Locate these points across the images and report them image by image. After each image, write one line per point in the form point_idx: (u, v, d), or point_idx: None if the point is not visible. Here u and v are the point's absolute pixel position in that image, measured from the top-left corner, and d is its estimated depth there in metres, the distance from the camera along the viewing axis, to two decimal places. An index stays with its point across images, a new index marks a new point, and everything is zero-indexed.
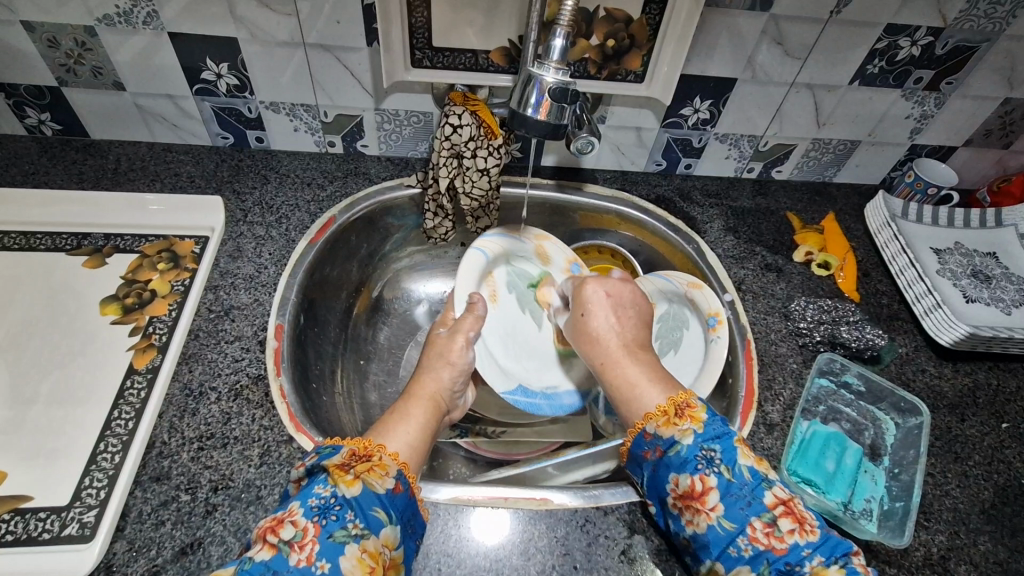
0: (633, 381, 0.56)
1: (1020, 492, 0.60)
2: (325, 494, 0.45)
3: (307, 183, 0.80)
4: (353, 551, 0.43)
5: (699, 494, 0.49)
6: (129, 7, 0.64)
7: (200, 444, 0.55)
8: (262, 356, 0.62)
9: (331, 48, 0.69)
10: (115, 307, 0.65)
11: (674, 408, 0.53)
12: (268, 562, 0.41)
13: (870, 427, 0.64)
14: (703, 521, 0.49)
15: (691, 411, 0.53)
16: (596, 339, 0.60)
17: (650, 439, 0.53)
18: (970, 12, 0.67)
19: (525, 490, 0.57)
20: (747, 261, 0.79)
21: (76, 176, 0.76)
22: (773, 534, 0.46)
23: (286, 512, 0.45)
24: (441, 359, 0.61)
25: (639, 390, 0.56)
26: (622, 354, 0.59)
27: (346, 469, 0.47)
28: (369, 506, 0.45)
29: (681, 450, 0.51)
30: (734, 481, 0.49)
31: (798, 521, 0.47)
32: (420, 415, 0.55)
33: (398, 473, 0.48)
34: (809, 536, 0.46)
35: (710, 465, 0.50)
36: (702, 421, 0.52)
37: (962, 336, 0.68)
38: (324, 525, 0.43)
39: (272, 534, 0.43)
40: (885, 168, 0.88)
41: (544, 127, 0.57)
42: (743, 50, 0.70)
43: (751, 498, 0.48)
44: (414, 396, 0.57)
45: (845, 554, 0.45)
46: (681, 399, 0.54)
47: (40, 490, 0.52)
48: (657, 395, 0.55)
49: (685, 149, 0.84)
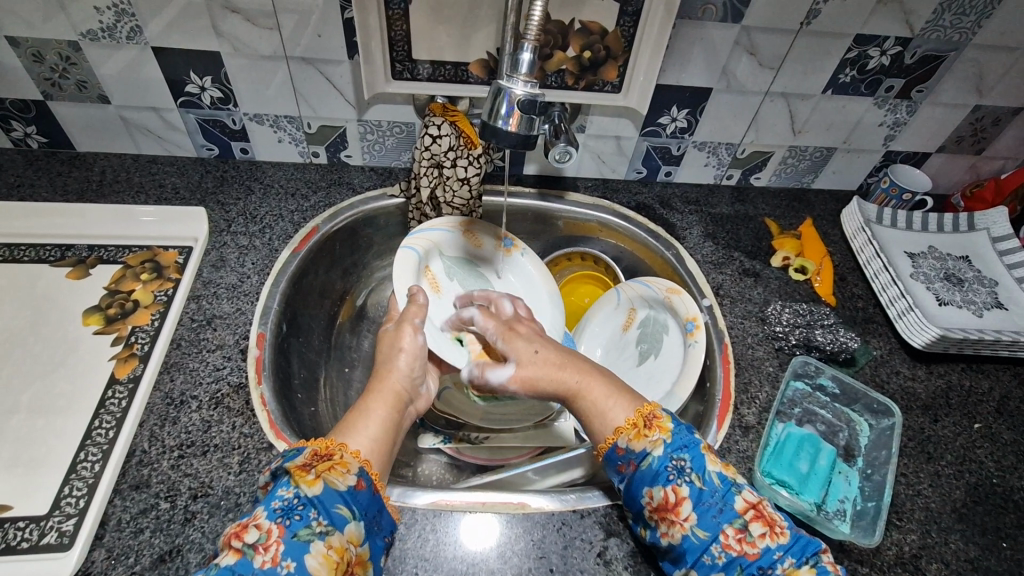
0: (601, 396, 0.55)
1: (990, 492, 0.61)
2: (288, 495, 0.46)
3: (291, 193, 0.81)
4: (318, 549, 0.44)
5: (673, 505, 0.50)
6: (113, 22, 0.66)
7: (181, 452, 0.56)
8: (244, 364, 0.63)
9: (313, 61, 0.71)
10: (98, 317, 0.65)
11: (641, 418, 0.53)
12: (233, 567, 0.42)
13: (844, 429, 0.65)
14: (677, 531, 0.49)
15: (660, 422, 0.53)
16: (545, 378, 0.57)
17: (623, 454, 0.53)
18: (936, 22, 0.69)
19: (504, 494, 0.58)
20: (726, 266, 0.80)
21: (60, 188, 0.76)
22: (745, 540, 0.47)
23: (250, 517, 0.46)
24: (395, 348, 0.60)
25: (610, 402, 0.55)
26: (583, 373, 0.56)
27: (306, 469, 0.47)
28: (332, 504, 0.46)
29: (652, 462, 0.51)
30: (706, 489, 0.50)
31: (769, 524, 0.48)
32: (379, 410, 0.56)
33: (360, 470, 0.49)
34: (780, 539, 0.47)
35: (681, 475, 0.50)
36: (671, 430, 0.52)
37: (935, 338, 0.69)
38: (288, 526, 0.44)
39: (236, 539, 0.44)
40: (861, 174, 0.90)
41: (514, 137, 0.58)
42: (717, 59, 0.72)
43: (722, 505, 0.49)
44: (375, 390, 0.57)
45: (816, 553, 0.47)
46: (647, 411, 0.53)
47: (19, 499, 0.52)
48: (625, 406, 0.54)
49: (664, 157, 0.85)
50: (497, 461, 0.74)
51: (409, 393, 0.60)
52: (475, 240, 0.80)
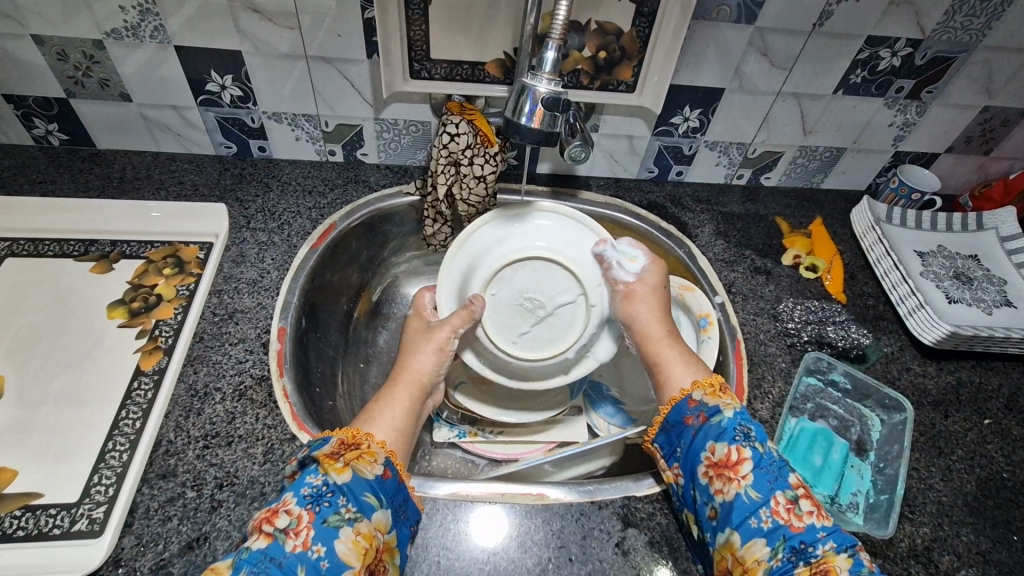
0: (671, 360, 0.63)
1: (1001, 486, 0.62)
2: (317, 483, 0.48)
3: (308, 191, 0.82)
4: (347, 534, 0.46)
5: (733, 463, 0.52)
6: (137, 21, 0.67)
7: (206, 442, 0.57)
8: (265, 357, 0.64)
9: (333, 61, 0.72)
10: (122, 310, 0.66)
11: (717, 383, 0.59)
12: (264, 550, 0.44)
13: (856, 423, 0.66)
14: (731, 489, 0.51)
15: (733, 392, 0.58)
16: (649, 315, 0.66)
17: (695, 406, 0.57)
18: (947, 24, 0.70)
19: (523, 486, 0.59)
20: (737, 264, 0.81)
21: (82, 185, 0.78)
22: (793, 511, 0.50)
23: (281, 503, 0.48)
24: (428, 342, 0.65)
25: (678, 365, 0.63)
26: (666, 333, 0.66)
27: (335, 457, 0.50)
28: (359, 491, 0.49)
29: (722, 420, 0.55)
30: (766, 456, 0.53)
31: (817, 506, 0.51)
32: (403, 400, 0.61)
33: (385, 460, 0.52)
34: (826, 521, 0.50)
35: (747, 439, 0.53)
36: (742, 402, 0.57)
37: (945, 335, 0.70)
38: (318, 512, 0.47)
39: (267, 523, 0.46)
40: (870, 174, 0.91)
41: (539, 134, 0.60)
42: (730, 60, 0.73)
43: (778, 474, 0.52)
44: (400, 381, 0.63)
45: (853, 544, 0.49)
46: (718, 380, 0.60)
47: (49, 487, 0.53)
48: (695, 372, 0.62)
49: (676, 156, 0.86)
50: (511, 455, 0.75)
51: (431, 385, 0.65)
52: None
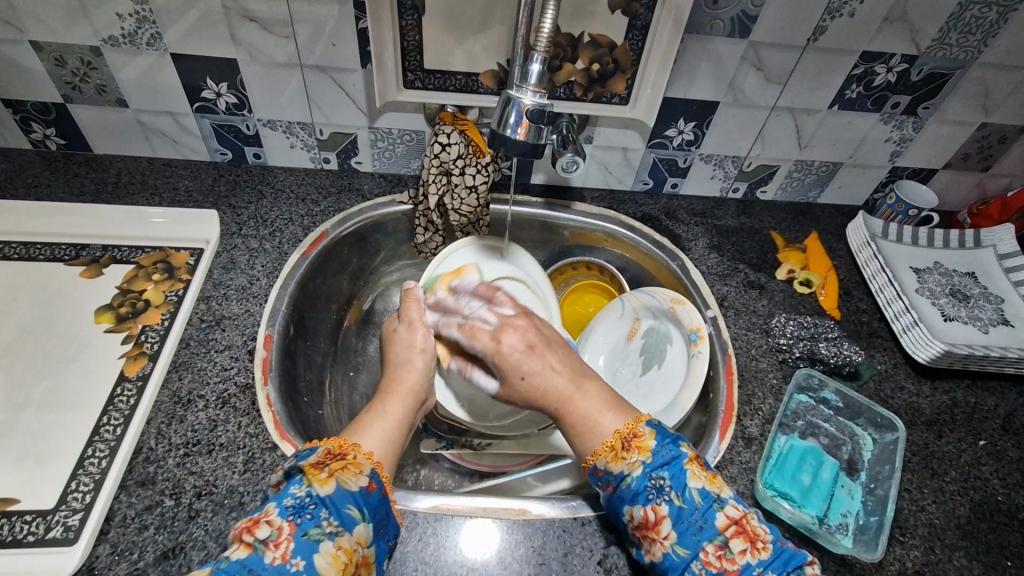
0: (588, 411, 0.56)
1: (995, 509, 0.61)
2: (300, 493, 0.47)
3: (301, 198, 0.82)
4: (328, 549, 0.45)
5: (653, 525, 0.50)
6: (134, 29, 0.67)
7: (186, 450, 0.56)
8: (251, 364, 0.64)
9: (327, 69, 0.72)
10: (109, 315, 0.66)
11: (621, 441, 0.53)
12: (244, 561, 0.43)
13: (847, 442, 0.65)
14: (658, 550, 0.49)
15: (639, 442, 0.52)
16: (537, 391, 0.59)
17: (602, 475, 0.53)
18: (942, 41, 0.70)
19: (505, 500, 0.58)
20: (730, 278, 0.80)
21: (77, 189, 0.78)
22: (725, 557, 0.47)
23: (262, 512, 0.46)
24: (410, 348, 0.64)
25: (598, 417, 0.55)
26: (570, 392, 0.58)
27: (320, 467, 0.48)
28: (343, 504, 0.47)
29: (631, 483, 0.51)
30: (686, 507, 0.49)
31: (749, 541, 0.48)
32: (396, 412, 0.58)
33: (371, 473, 0.50)
34: (761, 555, 0.47)
35: (661, 494, 0.50)
36: (650, 449, 0.52)
37: (940, 353, 0.69)
38: (300, 524, 0.45)
39: (247, 533, 0.44)
40: (866, 190, 0.90)
41: (523, 146, 0.59)
42: (723, 74, 0.73)
43: (703, 523, 0.49)
44: (392, 393, 0.60)
45: (797, 566, 0.47)
46: (627, 430, 0.53)
47: (27, 493, 0.53)
48: (610, 421, 0.55)
49: (670, 169, 0.86)
50: (499, 469, 0.75)
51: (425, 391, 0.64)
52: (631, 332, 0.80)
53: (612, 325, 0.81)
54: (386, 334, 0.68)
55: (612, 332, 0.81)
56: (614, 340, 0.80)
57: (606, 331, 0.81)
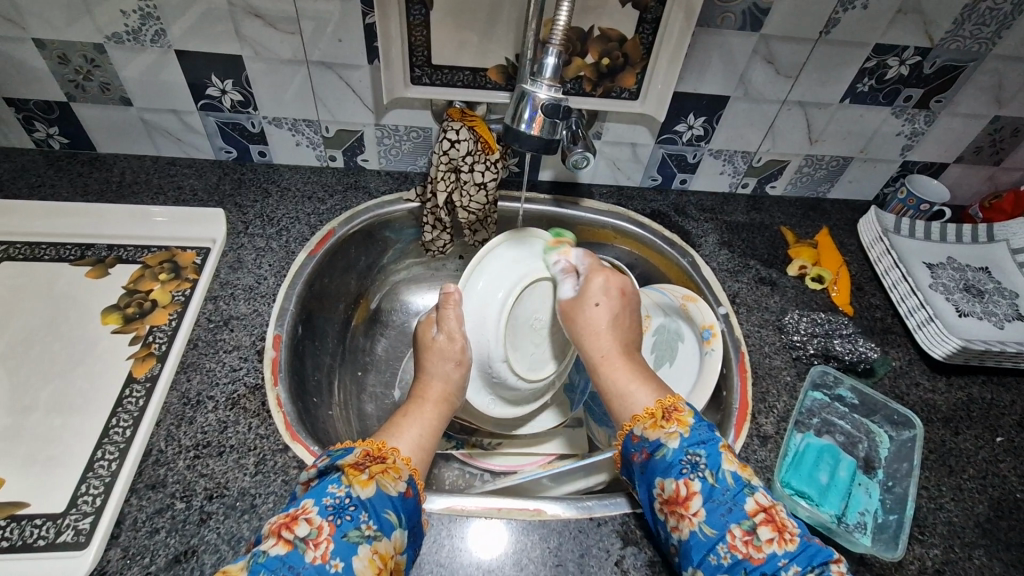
0: (623, 379, 0.60)
1: (1015, 507, 0.60)
2: (340, 493, 0.47)
3: (307, 197, 0.81)
4: (365, 552, 0.44)
5: (683, 500, 0.50)
6: (138, 26, 0.66)
7: (196, 452, 0.56)
8: (260, 365, 0.63)
9: (333, 66, 0.71)
10: (116, 316, 0.66)
11: (661, 411, 0.55)
12: (284, 557, 0.42)
13: (864, 439, 0.65)
14: (685, 527, 0.49)
15: (679, 416, 0.55)
16: (596, 334, 0.63)
17: (637, 441, 0.55)
18: (956, 32, 0.69)
19: (519, 501, 0.57)
20: (741, 274, 0.80)
21: (81, 188, 0.77)
22: (751, 543, 0.46)
23: (299, 509, 0.46)
24: (447, 360, 0.63)
25: (631, 388, 0.59)
26: (617, 352, 0.62)
27: (360, 469, 0.49)
28: (381, 507, 0.47)
29: (667, 453, 0.52)
30: (717, 486, 0.49)
31: (778, 531, 0.47)
32: (431, 416, 0.59)
33: (409, 478, 0.50)
34: (787, 547, 0.46)
35: (695, 469, 0.51)
36: (689, 424, 0.54)
37: (955, 350, 0.69)
38: (339, 525, 0.45)
39: (286, 529, 0.44)
40: (877, 184, 0.90)
41: (537, 141, 0.59)
42: (734, 68, 0.72)
43: (732, 505, 0.48)
44: (425, 399, 0.60)
45: (823, 563, 0.45)
46: (669, 403, 0.56)
47: (36, 497, 0.52)
48: (645, 395, 0.58)
49: (679, 165, 0.85)
50: (510, 469, 0.73)
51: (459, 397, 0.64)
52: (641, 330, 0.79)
53: None
54: (422, 341, 0.65)
55: None
56: None
57: None
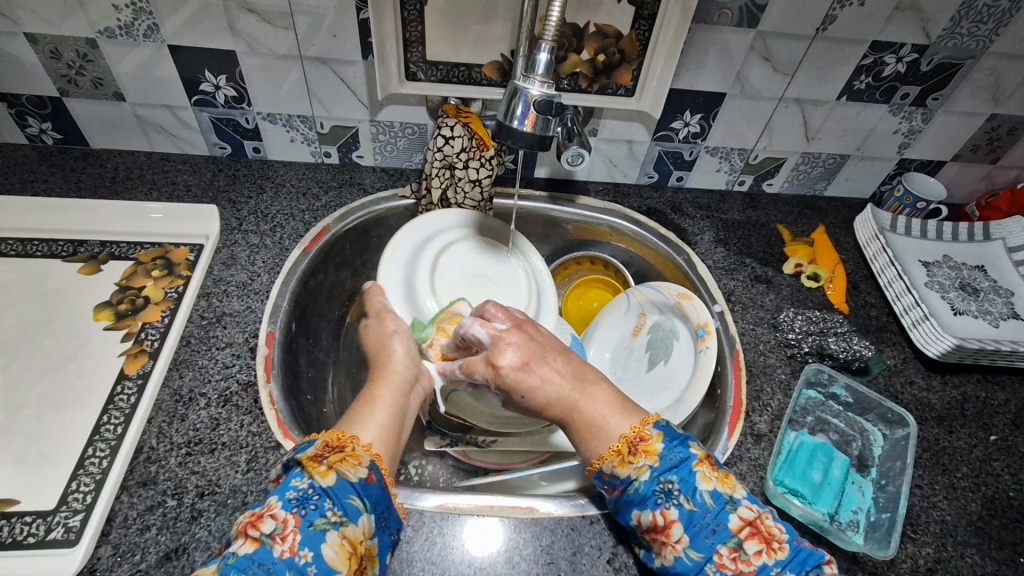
0: (592, 412, 0.54)
1: (1007, 505, 0.60)
2: (302, 486, 0.46)
3: (302, 193, 0.81)
4: (334, 538, 0.44)
5: (663, 528, 0.49)
6: (130, 20, 0.66)
7: (188, 449, 0.56)
8: (252, 362, 0.63)
9: (328, 61, 0.71)
10: (108, 312, 0.65)
11: (626, 443, 0.52)
12: (252, 555, 0.42)
13: (857, 437, 0.64)
14: (669, 552, 0.49)
15: (646, 445, 0.51)
16: (539, 384, 0.56)
17: (608, 478, 0.52)
18: (953, 30, 0.69)
19: (511, 499, 0.58)
20: (737, 272, 0.79)
21: (74, 184, 0.77)
22: (740, 559, 0.46)
23: (264, 507, 0.45)
24: (388, 335, 0.63)
25: (604, 416, 0.54)
26: (572, 386, 0.56)
27: (319, 460, 0.47)
28: (345, 495, 0.46)
29: (639, 487, 0.50)
30: (697, 511, 0.48)
31: (766, 541, 0.46)
32: (388, 397, 0.57)
33: (371, 464, 0.49)
34: (778, 555, 0.46)
35: (670, 498, 0.49)
36: (657, 453, 0.51)
37: (950, 348, 0.68)
38: (304, 516, 0.44)
39: (253, 528, 0.43)
40: (874, 182, 0.89)
41: (530, 138, 0.58)
42: (731, 65, 0.72)
43: (715, 525, 0.47)
44: (381, 378, 0.59)
45: (817, 565, 0.46)
46: (632, 434, 0.52)
47: (27, 494, 0.52)
48: (619, 424, 0.54)
49: (676, 162, 0.85)
50: (505, 466, 0.74)
51: (415, 373, 0.61)
52: (637, 327, 0.79)
53: (618, 319, 0.82)
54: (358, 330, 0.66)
55: (617, 327, 0.81)
56: (619, 334, 0.81)
57: (613, 326, 0.82)
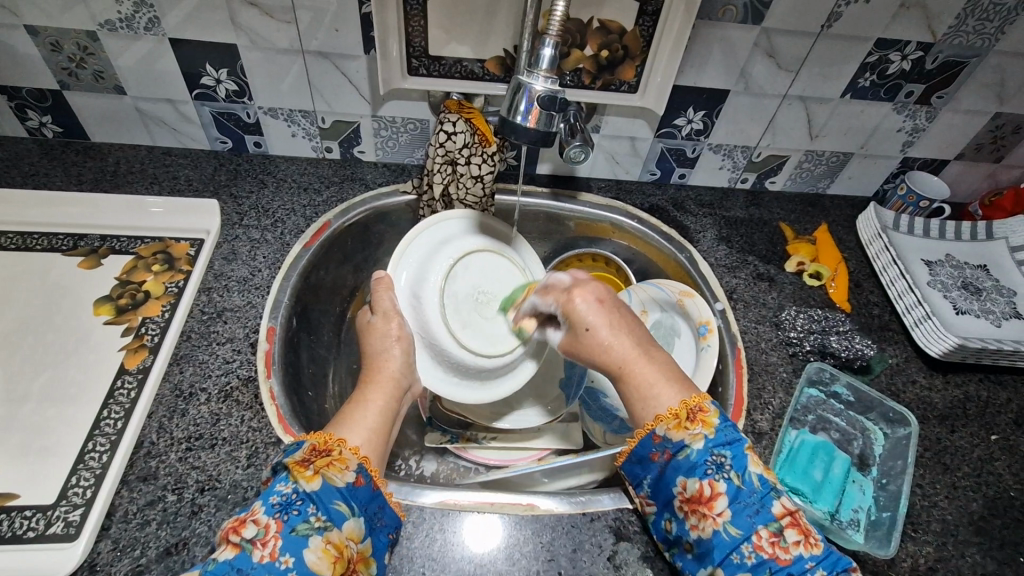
0: (647, 383, 0.54)
1: (1009, 505, 0.60)
2: (287, 491, 0.46)
3: (303, 188, 0.81)
4: (318, 544, 0.44)
5: (707, 499, 0.49)
6: (131, 13, 0.65)
7: (188, 444, 0.56)
8: (253, 358, 0.63)
9: (330, 56, 0.70)
10: (109, 307, 0.65)
11: (685, 411, 0.52)
12: (232, 561, 0.42)
13: (858, 437, 0.64)
14: (708, 526, 0.49)
15: (704, 416, 0.52)
16: (604, 347, 0.57)
17: (658, 442, 0.52)
18: (959, 28, 0.68)
19: (511, 495, 0.57)
20: (739, 270, 0.79)
21: (75, 178, 0.76)
22: (778, 544, 0.46)
23: (249, 511, 0.45)
24: (389, 338, 0.61)
25: (654, 390, 0.54)
26: (634, 353, 0.56)
27: (305, 465, 0.47)
28: (330, 500, 0.46)
29: (691, 455, 0.51)
30: (744, 488, 0.48)
31: (804, 533, 0.47)
32: (379, 400, 0.57)
33: (358, 466, 0.49)
34: (814, 549, 0.46)
35: (720, 470, 0.49)
36: (715, 425, 0.51)
37: (953, 347, 0.68)
38: (286, 521, 0.44)
39: (234, 533, 0.43)
40: (877, 180, 0.89)
41: (534, 134, 0.58)
42: (735, 62, 0.71)
43: (759, 507, 0.48)
44: (375, 381, 0.59)
45: (845, 569, 0.45)
46: (693, 402, 0.52)
47: (27, 488, 0.52)
48: (673, 393, 0.54)
49: (678, 159, 0.85)
50: (505, 463, 0.73)
51: (407, 377, 0.61)
52: None
53: None
54: (362, 326, 0.64)
55: None
56: None
57: None
